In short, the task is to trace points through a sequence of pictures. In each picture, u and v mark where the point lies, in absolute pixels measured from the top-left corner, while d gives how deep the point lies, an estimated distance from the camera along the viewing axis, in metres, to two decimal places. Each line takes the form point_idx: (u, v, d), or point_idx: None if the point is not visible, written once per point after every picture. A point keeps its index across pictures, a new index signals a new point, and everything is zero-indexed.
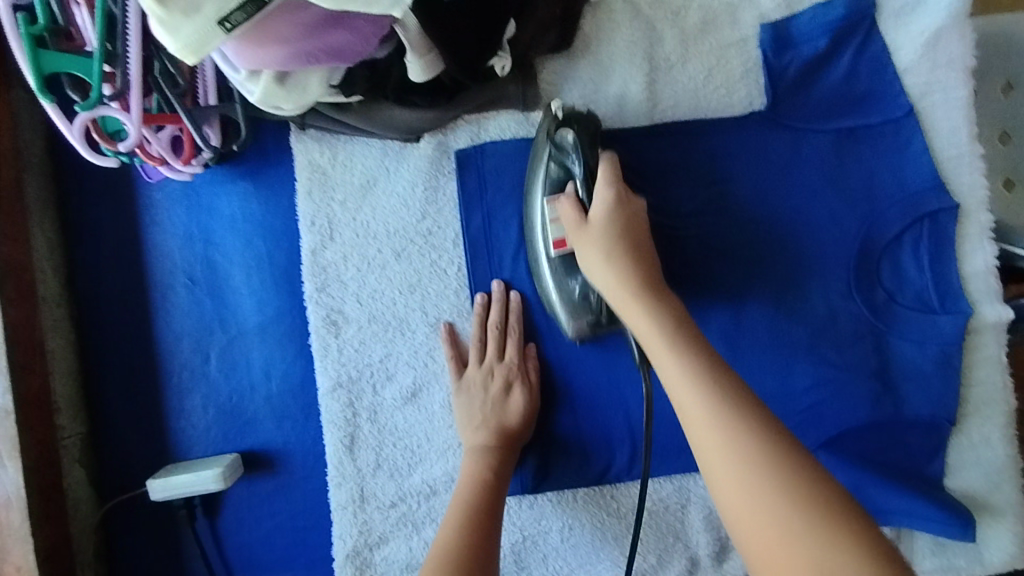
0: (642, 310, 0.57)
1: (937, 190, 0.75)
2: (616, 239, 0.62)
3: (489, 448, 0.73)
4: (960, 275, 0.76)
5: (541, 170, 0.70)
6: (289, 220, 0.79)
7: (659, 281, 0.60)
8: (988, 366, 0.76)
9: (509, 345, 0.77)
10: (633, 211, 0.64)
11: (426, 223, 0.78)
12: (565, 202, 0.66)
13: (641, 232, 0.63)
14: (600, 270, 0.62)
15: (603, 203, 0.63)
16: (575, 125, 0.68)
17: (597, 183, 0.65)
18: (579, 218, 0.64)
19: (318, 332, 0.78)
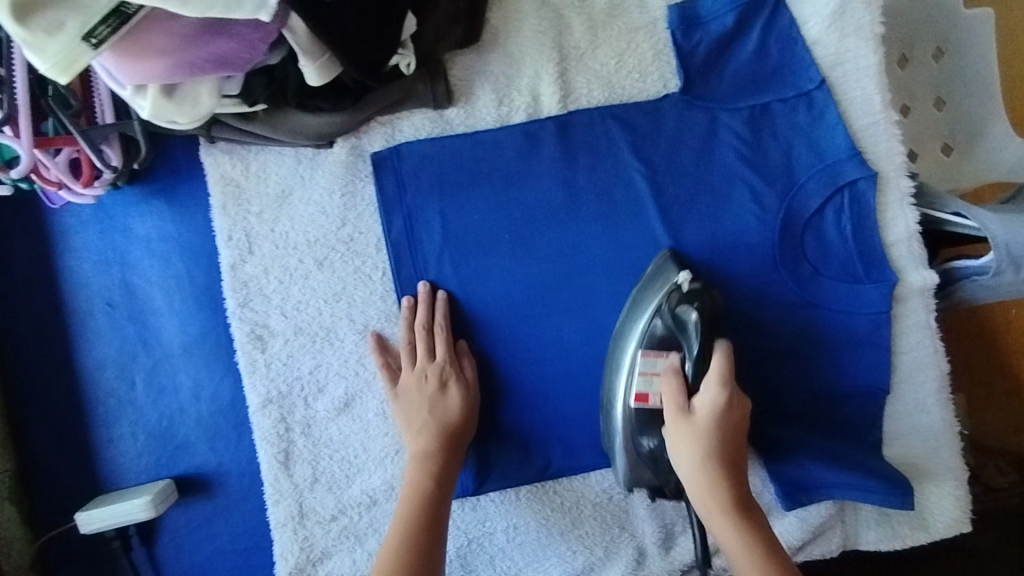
0: (728, 523, 0.64)
1: (855, 159, 0.75)
2: (716, 448, 0.66)
3: (430, 453, 0.72)
4: (884, 243, 0.76)
5: (642, 324, 0.72)
6: (207, 237, 0.78)
7: (735, 448, 0.67)
8: (918, 332, 0.76)
9: (439, 344, 0.75)
10: (734, 414, 0.67)
11: (346, 230, 0.77)
12: (667, 377, 0.69)
13: (741, 433, 0.67)
14: (689, 475, 0.67)
15: (711, 407, 0.66)
16: (698, 303, 0.69)
17: (709, 379, 0.67)
18: (682, 406, 0.68)
19: (244, 348, 0.76)
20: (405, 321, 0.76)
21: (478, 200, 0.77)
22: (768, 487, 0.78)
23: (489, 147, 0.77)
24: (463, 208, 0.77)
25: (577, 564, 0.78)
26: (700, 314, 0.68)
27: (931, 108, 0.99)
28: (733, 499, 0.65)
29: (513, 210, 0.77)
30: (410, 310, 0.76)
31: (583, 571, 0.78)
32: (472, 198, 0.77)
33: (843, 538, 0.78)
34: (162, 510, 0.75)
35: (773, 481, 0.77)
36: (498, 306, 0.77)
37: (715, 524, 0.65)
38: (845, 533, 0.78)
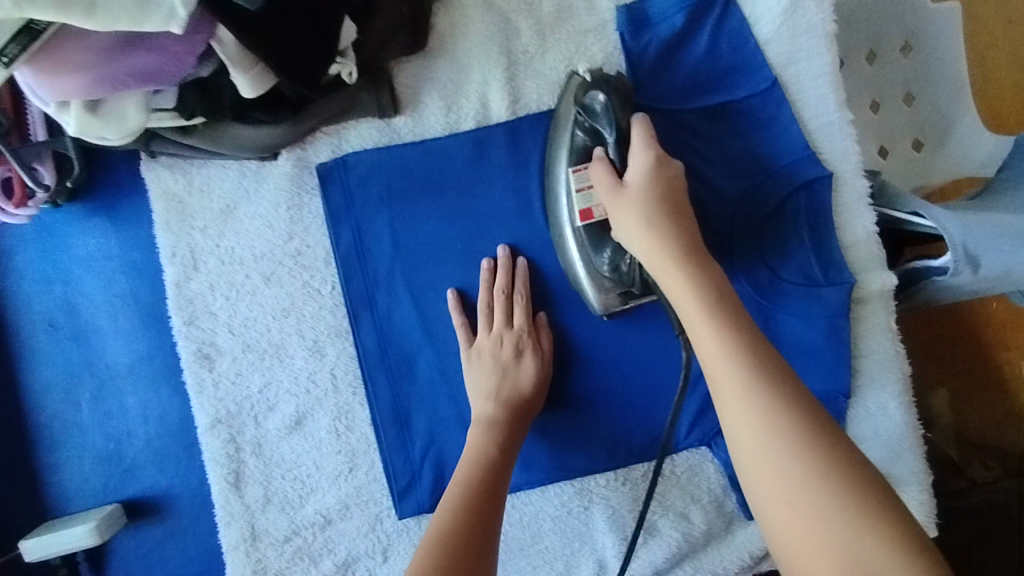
0: (681, 269, 0.54)
1: (811, 160, 0.73)
2: (654, 208, 0.58)
3: (495, 418, 0.68)
4: (842, 244, 0.74)
5: (567, 136, 0.68)
6: (151, 255, 0.76)
7: (681, 204, 0.59)
8: (878, 334, 0.75)
9: (517, 310, 0.73)
10: (672, 174, 0.60)
11: (293, 244, 0.75)
12: (597, 165, 0.63)
13: (680, 189, 0.60)
14: (634, 239, 0.58)
15: (641, 162, 0.60)
16: (606, 87, 0.66)
17: (631, 147, 0.62)
18: (613, 181, 0.61)
19: (191, 368, 0.74)
20: (485, 284, 0.74)
21: (428, 209, 0.75)
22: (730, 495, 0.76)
23: (438, 155, 0.75)
24: (413, 218, 0.75)
25: None
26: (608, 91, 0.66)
27: (900, 103, 0.97)
28: (686, 243, 0.56)
29: (464, 218, 0.75)
30: (490, 274, 0.74)
31: None
32: (422, 207, 0.75)
33: None
34: (109, 536, 0.74)
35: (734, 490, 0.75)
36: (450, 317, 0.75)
37: (674, 292, 0.54)
38: None
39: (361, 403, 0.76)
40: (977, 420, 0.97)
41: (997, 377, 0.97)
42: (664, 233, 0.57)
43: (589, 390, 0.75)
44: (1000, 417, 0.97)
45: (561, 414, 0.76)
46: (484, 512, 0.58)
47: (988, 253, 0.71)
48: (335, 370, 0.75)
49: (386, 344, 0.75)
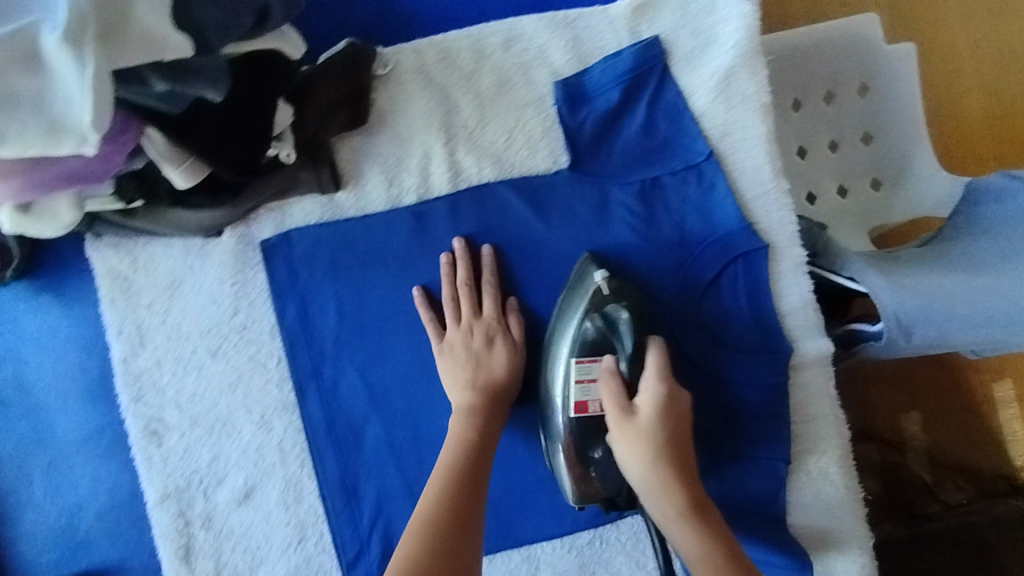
0: (693, 531, 0.56)
1: (746, 231, 0.75)
2: (663, 447, 0.59)
3: (473, 405, 0.68)
4: (780, 312, 0.76)
5: (573, 330, 0.69)
6: (97, 331, 0.76)
7: (684, 451, 0.60)
8: (818, 400, 0.76)
9: (485, 300, 0.74)
10: (679, 408, 0.61)
11: (239, 319, 0.76)
12: (606, 379, 0.63)
13: (685, 447, 0.60)
14: (637, 471, 0.59)
15: (653, 403, 0.60)
16: (625, 304, 0.68)
17: (646, 374, 0.62)
18: (625, 407, 0.61)
19: (140, 444, 0.75)
20: (427, 302, 0.75)
21: (371, 281, 0.76)
22: None
23: (379, 230, 0.76)
24: (355, 292, 0.76)
25: None
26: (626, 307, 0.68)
27: (858, 143, 0.97)
28: (689, 499, 0.57)
29: (409, 291, 0.76)
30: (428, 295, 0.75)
31: None
32: (365, 281, 0.76)
33: None
34: None
35: None
36: (390, 387, 0.76)
37: (652, 494, 0.58)
38: None
39: (309, 476, 0.76)
40: (952, 444, 0.99)
41: (968, 400, 0.99)
42: (655, 463, 0.58)
43: (534, 459, 0.76)
44: (974, 439, 0.99)
45: (507, 483, 0.77)
46: (464, 509, 0.58)
47: (920, 322, 0.74)
48: (283, 443, 0.76)
49: (332, 417, 0.76)
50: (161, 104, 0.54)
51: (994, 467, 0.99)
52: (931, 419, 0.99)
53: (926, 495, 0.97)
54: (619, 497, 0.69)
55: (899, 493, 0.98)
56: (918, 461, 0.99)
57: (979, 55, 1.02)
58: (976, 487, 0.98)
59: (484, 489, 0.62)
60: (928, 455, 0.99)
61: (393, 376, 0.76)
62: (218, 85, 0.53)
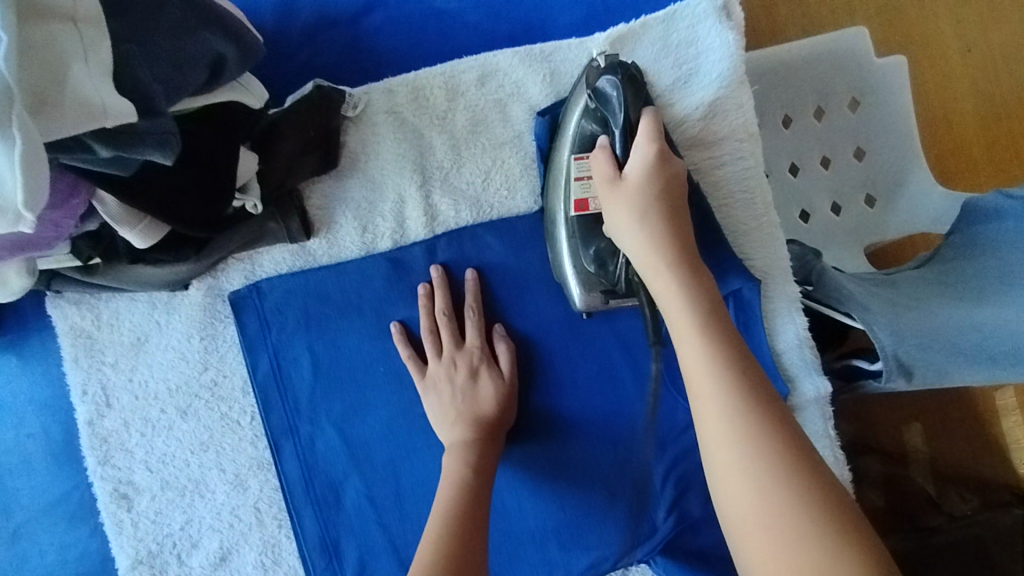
0: (676, 279, 0.50)
1: (736, 268, 0.72)
2: (652, 198, 0.53)
3: (467, 441, 0.66)
4: (773, 351, 0.74)
5: (573, 129, 0.65)
6: (61, 392, 0.73)
7: (681, 212, 0.54)
8: (815, 441, 0.73)
9: (468, 329, 0.71)
10: (672, 171, 0.55)
11: (209, 375, 0.72)
12: (598, 156, 0.58)
13: (680, 195, 0.55)
14: (628, 237, 0.53)
15: (642, 160, 0.55)
16: (618, 73, 0.61)
17: (638, 138, 0.57)
18: (613, 177, 0.56)
19: (108, 509, 0.72)
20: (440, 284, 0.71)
21: (348, 331, 0.73)
22: None
23: (354, 277, 0.73)
24: (331, 343, 0.73)
25: None
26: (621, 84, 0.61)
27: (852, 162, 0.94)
28: (677, 244, 0.51)
29: (386, 340, 0.73)
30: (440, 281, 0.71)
31: None
32: (342, 330, 0.73)
33: None
34: None
35: None
36: (369, 441, 0.73)
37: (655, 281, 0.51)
38: None
39: (287, 536, 0.73)
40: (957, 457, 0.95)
41: (972, 411, 0.96)
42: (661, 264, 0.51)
43: (523, 511, 0.73)
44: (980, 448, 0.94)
45: (495, 537, 0.73)
46: (472, 538, 0.55)
47: (919, 362, 0.71)
48: (258, 503, 0.73)
49: (310, 474, 0.73)
50: (109, 169, 0.51)
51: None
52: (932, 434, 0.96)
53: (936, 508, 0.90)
54: (616, 284, 0.62)
55: (909, 505, 0.90)
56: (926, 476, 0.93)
57: (968, 60, 0.99)
58: None
59: (484, 531, 0.57)
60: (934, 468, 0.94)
61: (372, 431, 0.73)
62: (167, 147, 0.50)
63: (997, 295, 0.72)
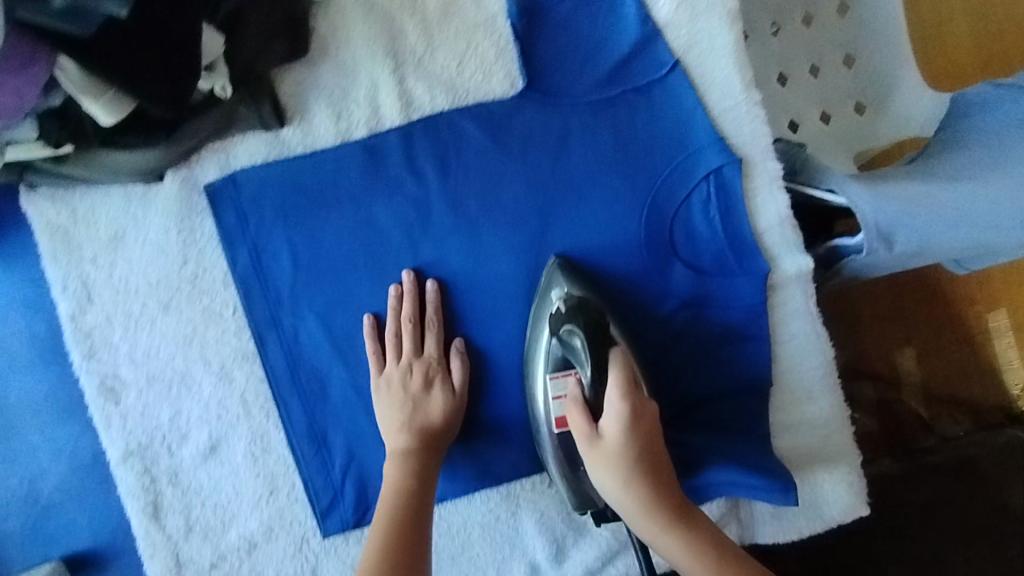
0: (673, 536, 0.55)
1: (717, 145, 0.71)
2: (631, 467, 0.56)
3: (407, 453, 0.67)
4: (755, 232, 0.72)
5: (544, 346, 0.67)
6: (45, 289, 0.73)
7: (659, 455, 0.57)
8: (799, 319, 0.73)
9: (429, 338, 0.72)
10: (648, 416, 0.57)
11: (188, 269, 0.72)
12: (570, 406, 0.60)
13: (658, 443, 0.58)
14: (616, 498, 0.56)
15: (615, 417, 0.56)
16: (580, 321, 0.62)
17: (608, 391, 0.57)
18: (590, 431, 0.57)
19: (96, 403, 0.73)
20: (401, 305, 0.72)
21: (325, 223, 0.72)
22: None
23: (329, 166, 0.72)
24: (308, 236, 0.72)
25: None
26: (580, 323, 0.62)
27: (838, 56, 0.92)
28: (672, 501, 0.56)
29: (364, 230, 0.72)
30: (400, 300, 0.72)
31: None
32: (319, 222, 0.72)
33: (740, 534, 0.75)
34: None
35: None
36: (352, 333, 0.73)
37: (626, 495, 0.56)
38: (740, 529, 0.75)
39: (276, 425, 0.74)
40: (949, 381, 0.94)
41: (963, 334, 0.93)
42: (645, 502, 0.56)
43: (508, 397, 0.74)
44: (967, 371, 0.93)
45: (483, 422, 0.74)
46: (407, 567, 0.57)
47: (899, 231, 0.69)
48: (246, 394, 0.74)
49: (295, 365, 0.73)
50: (68, 27, 0.51)
51: (992, 400, 0.93)
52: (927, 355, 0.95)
53: (922, 429, 0.95)
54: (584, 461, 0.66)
55: (892, 428, 0.96)
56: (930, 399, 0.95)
57: None
58: (973, 420, 0.94)
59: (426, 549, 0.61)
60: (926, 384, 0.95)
61: (354, 322, 0.73)
62: None
63: (984, 173, 0.72)
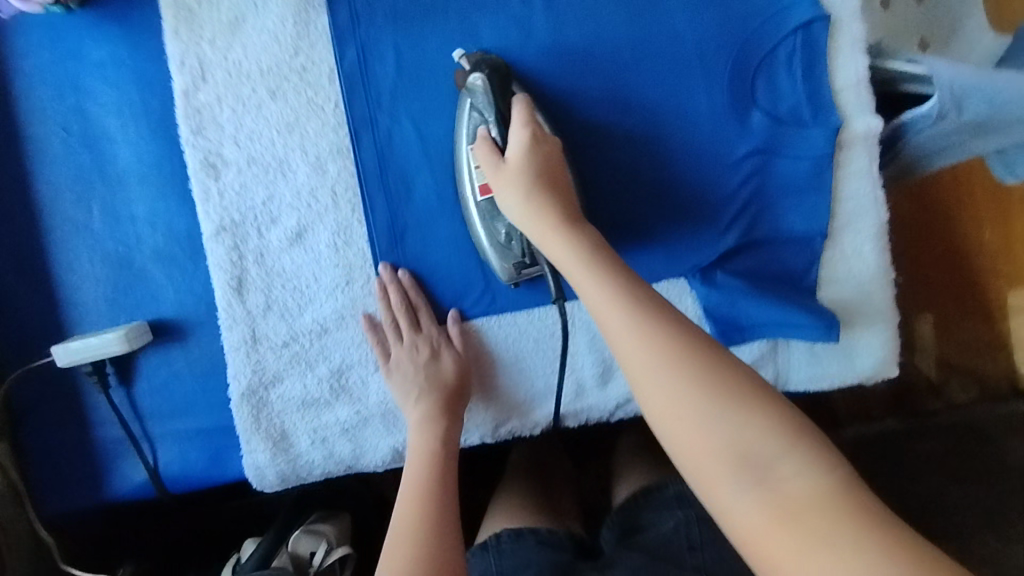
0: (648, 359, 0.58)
1: (808, 1, 0.75)
2: (532, 181, 0.67)
3: (431, 421, 0.75)
4: (833, 90, 0.76)
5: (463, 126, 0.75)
6: (161, 65, 0.78)
7: (558, 174, 0.69)
8: (859, 179, 0.77)
9: (423, 317, 0.78)
10: (546, 149, 0.69)
11: (299, 61, 0.77)
12: (481, 146, 0.71)
13: (557, 170, 0.69)
14: (516, 208, 0.67)
15: (519, 143, 0.68)
16: (484, 70, 0.71)
17: (512, 125, 0.69)
18: (494, 160, 0.69)
19: (198, 175, 0.77)
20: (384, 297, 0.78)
21: (431, 33, 0.77)
22: (703, 323, 0.79)
23: None
24: (414, 44, 0.77)
25: (520, 395, 0.81)
26: (485, 74, 0.71)
27: None
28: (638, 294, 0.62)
29: (467, 45, 0.77)
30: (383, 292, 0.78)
31: (523, 403, 0.81)
32: (425, 32, 0.77)
33: (775, 374, 0.80)
34: (135, 347, 0.78)
35: (709, 317, 0.78)
36: (441, 141, 0.78)
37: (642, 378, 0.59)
38: (777, 371, 0.80)
39: (360, 221, 0.79)
40: (965, 346, 1.25)
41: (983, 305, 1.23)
42: (655, 372, 0.58)
43: None
44: (986, 342, 1.24)
45: None
46: (439, 533, 0.69)
47: (971, 96, 0.72)
48: (336, 187, 0.78)
49: (385, 164, 0.78)
50: None
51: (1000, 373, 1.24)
52: (938, 318, 1.26)
53: (931, 395, 1.26)
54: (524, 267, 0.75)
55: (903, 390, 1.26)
56: (921, 357, 1.27)
57: None
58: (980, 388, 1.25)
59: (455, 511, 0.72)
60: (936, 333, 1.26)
61: (445, 131, 0.78)
62: None
63: None
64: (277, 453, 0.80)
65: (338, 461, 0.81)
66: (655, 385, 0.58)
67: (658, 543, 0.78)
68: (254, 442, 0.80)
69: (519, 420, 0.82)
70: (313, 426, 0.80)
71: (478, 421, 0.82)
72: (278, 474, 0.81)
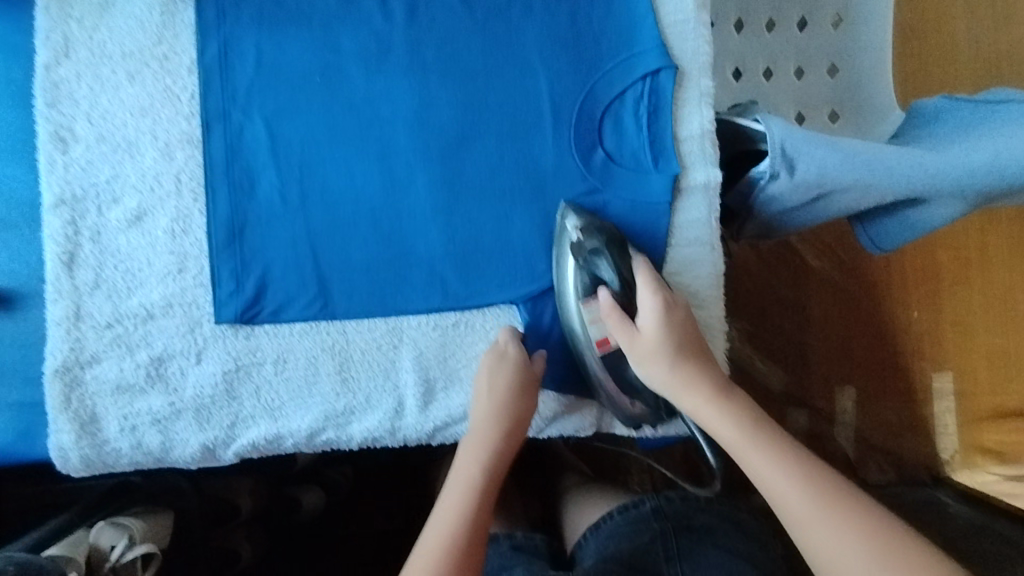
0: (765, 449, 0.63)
1: (658, 50, 0.77)
2: (673, 351, 0.69)
3: (512, 400, 0.74)
4: (677, 138, 0.78)
5: (573, 283, 0.74)
6: (28, 37, 0.79)
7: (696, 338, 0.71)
8: (697, 228, 0.78)
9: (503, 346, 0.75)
10: (677, 314, 0.71)
11: (161, 49, 0.79)
12: (612, 315, 0.71)
13: (686, 329, 0.71)
14: (663, 378, 0.69)
15: (651, 313, 0.70)
16: (599, 236, 0.72)
17: (642, 291, 0.71)
18: (630, 331, 0.71)
19: (45, 146, 0.78)
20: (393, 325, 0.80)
21: (293, 38, 0.79)
22: None
23: None
24: (276, 47, 0.79)
25: (338, 405, 0.80)
26: (602, 240, 0.72)
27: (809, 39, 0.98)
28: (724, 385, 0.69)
29: (327, 54, 0.79)
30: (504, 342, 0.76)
31: (342, 413, 0.80)
32: (288, 37, 0.79)
33: (598, 417, 0.84)
34: None
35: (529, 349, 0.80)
36: (290, 143, 0.79)
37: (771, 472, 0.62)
38: (600, 413, 0.83)
39: (200, 211, 0.79)
40: (883, 423, 1.25)
41: (909, 389, 1.25)
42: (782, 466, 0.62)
43: (425, 232, 0.79)
44: (910, 426, 1.25)
45: (385, 254, 0.79)
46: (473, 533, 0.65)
47: (801, 156, 0.76)
48: (181, 174, 0.79)
49: (233, 158, 0.79)
50: None
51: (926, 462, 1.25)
52: (858, 392, 1.26)
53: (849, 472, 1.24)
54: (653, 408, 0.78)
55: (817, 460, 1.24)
56: (842, 432, 1.25)
57: None
58: (897, 471, 1.24)
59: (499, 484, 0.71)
60: (853, 411, 1.25)
61: (297, 134, 0.79)
62: None
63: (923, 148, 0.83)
64: (82, 436, 0.78)
65: (146, 452, 0.80)
66: (803, 493, 0.60)
67: (633, 553, 0.76)
68: (59, 421, 0.77)
69: (334, 430, 0.80)
70: (125, 412, 0.79)
71: (294, 427, 0.80)
72: (81, 458, 0.79)
